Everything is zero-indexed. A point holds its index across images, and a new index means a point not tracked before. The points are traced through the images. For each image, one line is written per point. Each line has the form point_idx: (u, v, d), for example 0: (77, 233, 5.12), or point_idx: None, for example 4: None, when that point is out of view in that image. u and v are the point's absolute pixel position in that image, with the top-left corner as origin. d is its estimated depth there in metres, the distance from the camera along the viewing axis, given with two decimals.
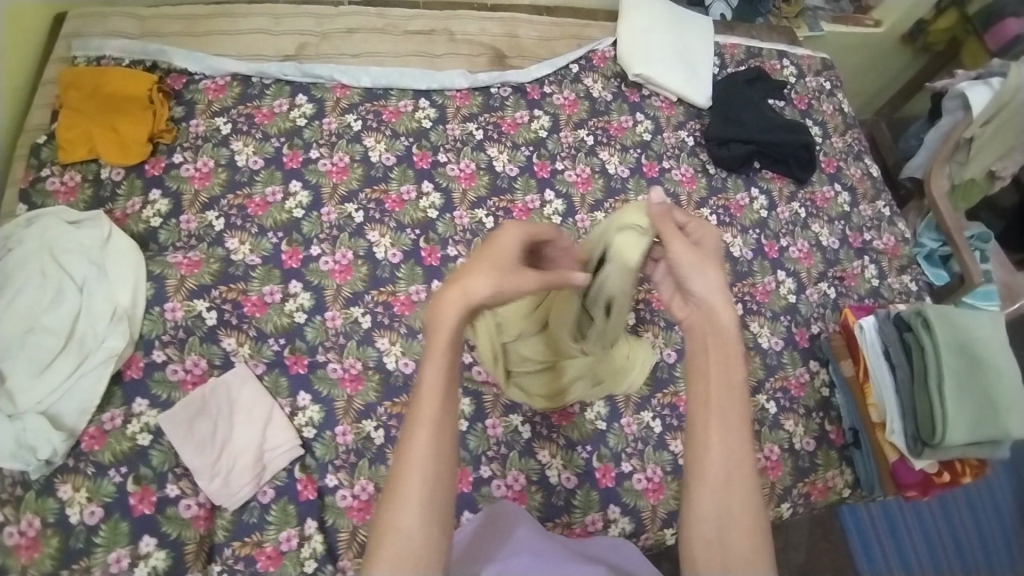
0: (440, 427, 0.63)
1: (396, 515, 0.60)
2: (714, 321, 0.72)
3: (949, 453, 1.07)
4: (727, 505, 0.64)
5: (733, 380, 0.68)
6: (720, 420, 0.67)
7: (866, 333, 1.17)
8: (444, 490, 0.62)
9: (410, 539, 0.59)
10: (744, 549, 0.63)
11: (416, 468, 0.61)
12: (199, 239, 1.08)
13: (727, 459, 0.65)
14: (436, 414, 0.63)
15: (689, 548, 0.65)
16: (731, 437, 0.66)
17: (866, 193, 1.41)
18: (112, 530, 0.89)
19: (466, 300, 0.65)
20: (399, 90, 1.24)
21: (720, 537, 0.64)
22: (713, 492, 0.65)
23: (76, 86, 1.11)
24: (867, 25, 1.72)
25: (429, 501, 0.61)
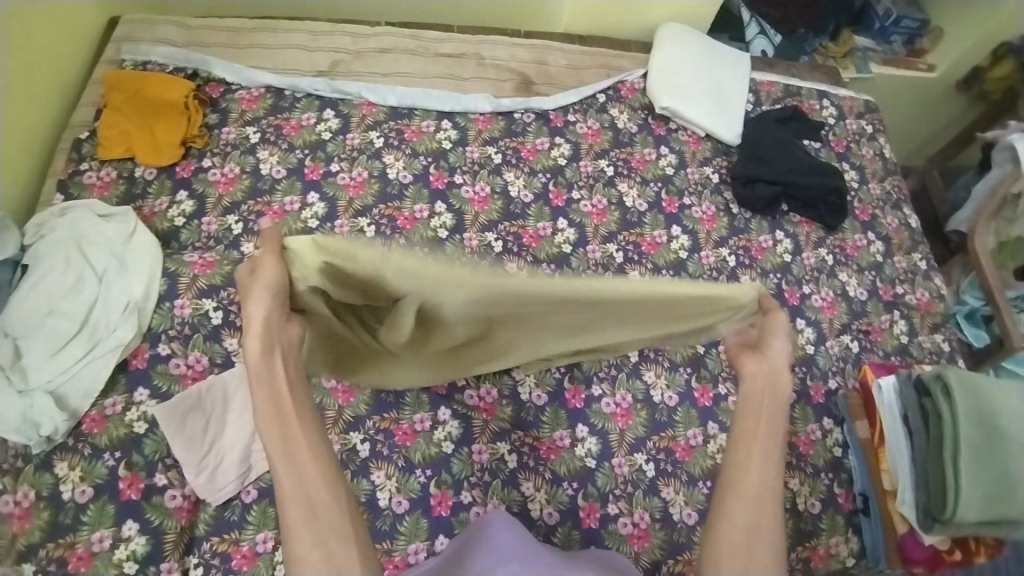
0: (290, 455, 0.68)
1: (292, 544, 0.67)
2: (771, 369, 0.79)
3: (962, 530, 0.99)
4: (760, 515, 0.72)
5: (779, 413, 0.77)
6: (765, 441, 0.75)
7: (883, 393, 1.10)
8: (323, 501, 0.68)
9: (313, 555, 0.66)
10: (770, 556, 0.71)
11: (285, 492, 0.67)
12: (216, 241, 1.13)
13: (761, 476, 0.74)
14: (281, 448, 0.67)
15: (716, 549, 0.71)
16: (773, 462, 0.75)
17: (902, 245, 1.35)
18: (99, 511, 0.92)
19: (246, 327, 0.66)
20: (423, 110, 1.29)
21: (746, 538, 0.72)
22: (750, 505, 0.72)
23: (119, 88, 1.19)
24: (920, 69, 1.67)
25: (312, 515, 0.67)
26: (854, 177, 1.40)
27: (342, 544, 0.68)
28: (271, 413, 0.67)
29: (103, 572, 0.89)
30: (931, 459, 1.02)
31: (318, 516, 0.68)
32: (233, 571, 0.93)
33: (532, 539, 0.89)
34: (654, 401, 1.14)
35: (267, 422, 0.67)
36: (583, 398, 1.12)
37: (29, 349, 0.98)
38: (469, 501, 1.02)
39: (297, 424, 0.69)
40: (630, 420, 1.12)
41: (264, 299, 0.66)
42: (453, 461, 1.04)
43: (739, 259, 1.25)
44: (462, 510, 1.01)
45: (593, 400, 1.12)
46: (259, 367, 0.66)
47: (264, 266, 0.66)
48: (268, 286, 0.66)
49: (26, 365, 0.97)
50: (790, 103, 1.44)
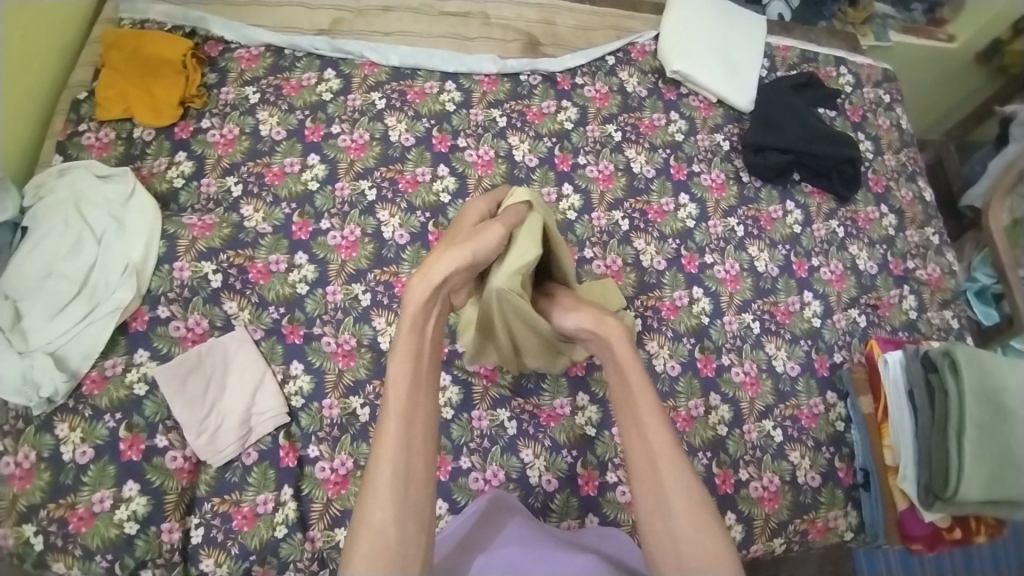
0: (408, 418, 0.70)
1: (368, 511, 0.65)
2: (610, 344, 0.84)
3: (962, 509, 0.99)
4: (665, 493, 0.71)
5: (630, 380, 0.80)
6: (633, 415, 0.77)
7: (889, 368, 1.09)
8: (415, 483, 0.68)
9: (385, 533, 0.64)
10: (690, 533, 0.69)
11: (384, 461, 0.67)
12: (216, 203, 1.12)
13: (649, 453, 0.74)
14: (400, 416, 0.70)
15: (649, 553, 0.70)
16: (650, 431, 0.75)
17: (915, 218, 1.32)
18: (100, 472, 0.93)
19: (427, 282, 0.77)
20: (426, 70, 1.26)
21: (667, 526, 0.70)
22: (649, 484, 0.72)
23: (117, 46, 1.16)
24: (939, 40, 1.61)
25: (399, 493, 0.66)
26: (868, 148, 1.36)
27: (416, 540, 0.66)
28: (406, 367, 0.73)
29: (104, 532, 0.90)
30: (935, 437, 1.01)
31: (404, 493, 0.66)
32: (234, 531, 0.94)
33: (541, 529, 0.90)
34: None
35: (398, 377, 0.72)
36: (584, 365, 1.12)
37: (30, 310, 0.97)
38: (469, 467, 1.02)
39: (417, 390, 0.72)
40: None
41: (459, 253, 0.78)
42: (453, 426, 1.04)
43: (747, 229, 1.23)
44: (461, 475, 1.01)
45: (594, 369, 1.12)
46: (417, 314, 0.76)
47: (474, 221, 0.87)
48: (475, 246, 0.79)
49: (26, 327, 0.96)
50: (805, 69, 1.39)
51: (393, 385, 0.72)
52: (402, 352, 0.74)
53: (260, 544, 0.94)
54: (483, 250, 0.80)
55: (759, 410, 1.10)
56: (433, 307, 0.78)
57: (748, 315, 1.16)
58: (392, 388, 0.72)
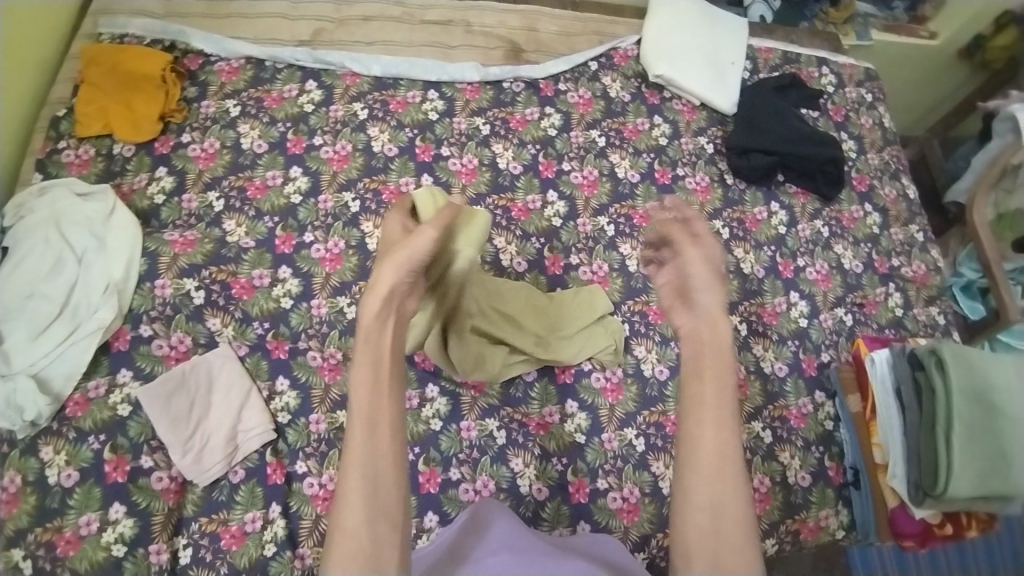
0: (373, 421, 0.69)
1: (341, 513, 0.65)
2: (715, 330, 0.77)
3: (952, 505, 0.99)
4: (718, 494, 0.70)
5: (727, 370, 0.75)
6: (717, 409, 0.73)
7: (877, 367, 1.09)
8: (385, 484, 0.67)
9: (358, 536, 0.64)
10: (734, 537, 0.69)
11: (354, 467, 0.67)
12: (198, 218, 1.11)
13: (715, 451, 0.72)
14: (367, 421, 0.69)
15: (685, 541, 0.70)
16: (718, 430, 0.72)
17: (899, 216, 1.32)
18: (86, 494, 0.92)
19: (376, 294, 0.72)
20: (408, 80, 1.25)
21: (714, 523, 0.70)
22: (709, 480, 0.71)
23: (96, 63, 1.15)
24: (920, 37, 1.62)
25: (371, 494, 0.66)
26: (852, 147, 1.37)
27: (389, 537, 0.65)
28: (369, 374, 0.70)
29: (92, 555, 0.89)
30: (924, 434, 1.01)
31: (374, 496, 0.66)
32: (223, 550, 0.93)
33: (526, 530, 0.89)
34: (645, 375, 1.13)
35: (362, 382, 0.70)
36: (573, 372, 1.11)
37: (10, 331, 0.96)
38: (458, 478, 1.01)
39: (381, 394, 0.70)
40: (620, 395, 1.11)
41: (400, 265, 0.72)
42: (441, 438, 1.04)
43: (732, 231, 1.23)
44: (450, 487, 1.01)
45: (583, 376, 1.11)
46: (372, 328, 0.71)
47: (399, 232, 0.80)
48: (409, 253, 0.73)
49: (8, 348, 0.95)
50: (787, 69, 1.40)
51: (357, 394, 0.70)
52: (364, 359, 0.71)
53: (249, 562, 0.93)
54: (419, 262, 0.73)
55: (748, 413, 1.10)
56: (390, 314, 0.73)
57: (736, 317, 1.16)
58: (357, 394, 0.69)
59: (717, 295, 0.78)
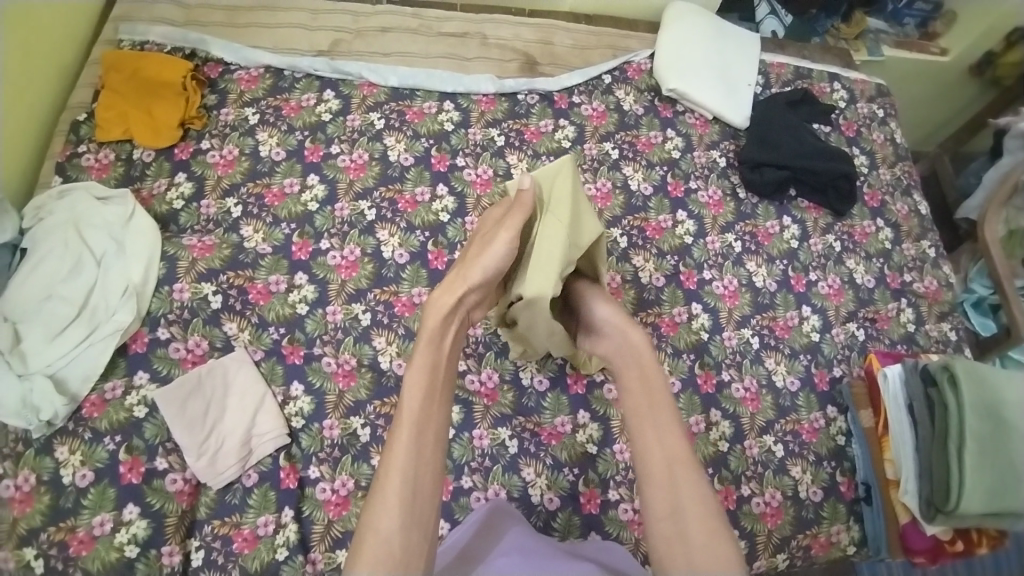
0: (420, 428, 0.73)
1: (375, 517, 0.67)
2: (630, 341, 0.88)
3: (964, 521, 0.99)
4: (676, 497, 0.75)
5: (654, 381, 0.85)
6: (654, 418, 0.81)
7: (889, 382, 1.09)
8: (423, 493, 0.70)
9: (389, 542, 0.66)
10: (702, 536, 0.73)
11: (394, 465, 0.70)
12: (216, 224, 1.12)
13: (664, 457, 0.78)
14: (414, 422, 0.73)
15: (659, 551, 0.74)
16: (667, 437, 0.80)
17: (911, 232, 1.33)
18: (100, 495, 0.92)
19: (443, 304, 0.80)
20: (425, 91, 1.27)
21: (679, 528, 0.74)
22: (665, 487, 0.76)
23: (118, 69, 1.17)
24: (930, 52, 1.63)
25: (406, 500, 0.69)
26: (863, 163, 1.37)
27: (418, 548, 0.67)
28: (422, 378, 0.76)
29: (105, 555, 0.90)
30: (936, 450, 1.01)
31: (413, 497, 0.69)
32: (235, 554, 0.93)
33: (537, 535, 0.90)
34: None
35: (416, 381, 0.75)
36: (585, 383, 1.12)
37: (28, 332, 0.97)
38: (470, 486, 1.02)
39: (431, 403, 0.75)
40: None
41: (473, 273, 0.81)
42: (454, 445, 1.04)
43: (745, 245, 1.24)
44: (462, 495, 1.01)
45: (595, 387, 1.12)
46: (435, 332, 0.79)
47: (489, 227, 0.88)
48: (483, 265, 0.81)
49: (25, 348, 0.97)
50: (799, 85, 1.41)
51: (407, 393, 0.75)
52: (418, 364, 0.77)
53: (261, 566, 0.93)
54: (495, 263, 0.81)
55: (760, 425, 1.10)
56: (450, 327, 0.81)
57: (748, 330, 1.16)
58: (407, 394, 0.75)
59: (617, 310, 0.89)
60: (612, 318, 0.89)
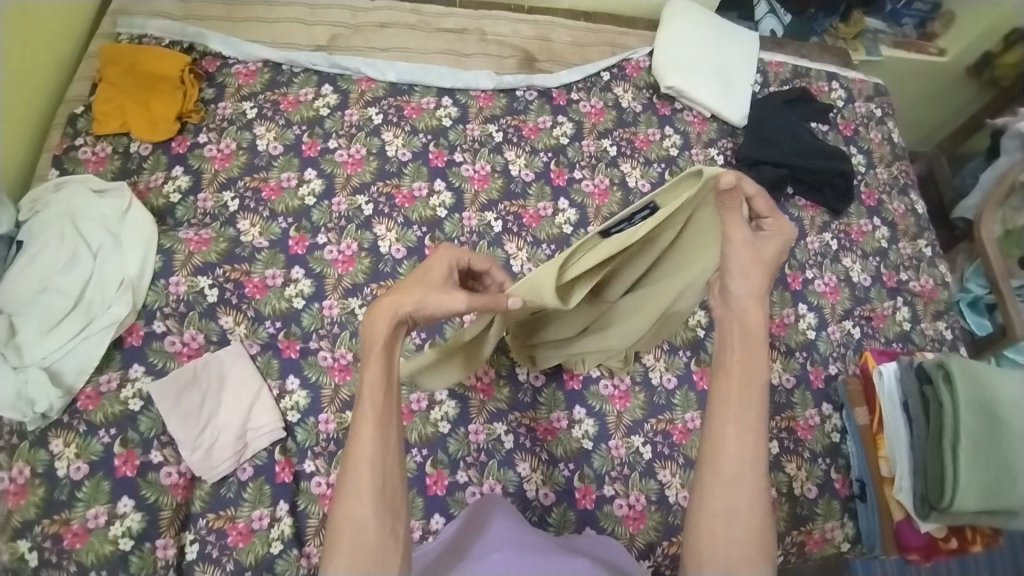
0: (382, 423, 0.71)
1: (348, 510, 0.68)
2: (743, 326, 0.75)
3: (959, 519, 0.99)
4: (736, 497, 0.69)
5: (753, 371, 0.73)
6: (740, 416, 0.72)
7: (884, 380, 1.10)
8: (391, 480, 0.70)
9: (364, 528, 0.67)
10: (748, 544, 0.69)
11: (362, 464, 0.69)
12: (213, 218, 1.12)
13: (738, 454, 0.71)
14: (377, 423, 0.70)
15: (697, 545, 0.70)
16: (747, 435, 0.71)
17: (907, 231, 1.33)
18: (94, 488, 0.93)
19: (395, 310, 0.72)
20: (423, 86, 1.27)
21: (727, 529, 0.70)
22: (726, 483, 0.70)
23: (117, 63, 1.17)
24: (930, 53, 1.62)
25: (379, 491, 0.69)
26: (860, 162, 1.37)
27: (394, 532, 0.69)
28: (381, 380, 0.71)
29: (99, 548, 0.90)
30: (930, 448, 1.01)
31: (383, 490, 0.69)
32: (229, 547, 0.94)
33: (524, 528, 0.90)
34: (653, 383, 1.13)
35: (373, 384, 0.71)
36: (581, 379, 1.12)
37: (25, 324, 0.97)
38: (466, 481, 1.02)
39: (391, 397, 0.72)
40: (627, 402, 1.11)
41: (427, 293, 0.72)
42: (449, 440, 1.04)
43: None
44: (457, 489, 1.01)
45: (591, 382, 1.12)
46: (387, 338, 0.72)
47: (444, 274, 0.77)
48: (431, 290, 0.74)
49: (21, 341, 0.97)
50: (797, 84, 1.41)
51: (366, 395, 0.71)
52: (374, 366, 0.71)
53: (255, 560, 0.94)
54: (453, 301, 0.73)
55: None
56: (402, 330, 0.74)
57: None
58: (366, 400, 0.70)
59: (752, 285, 0.75)
60: (748, 285, 0.75)
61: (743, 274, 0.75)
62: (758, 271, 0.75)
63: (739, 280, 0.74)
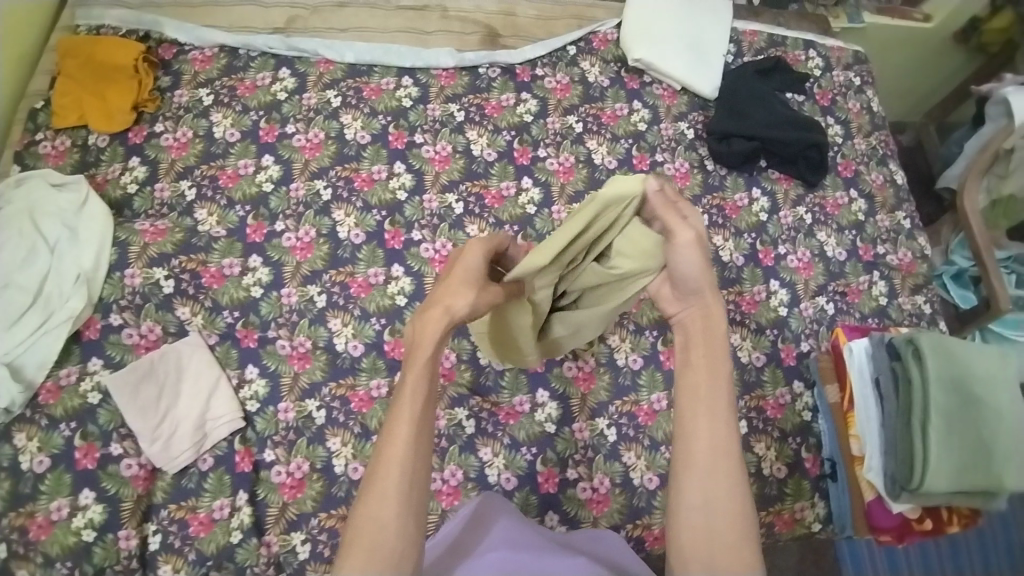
0: (418, 428, 0.69)
1: (371, 512, 0.65)
2: (705, 318, 0.77)
3: (932, 500, 0.97)
4: (715, 487, 0.68)
5: (719, 363, 0.74)
6: (710, 404, 0.72)
7: (854, 356, 1.07)
8: (418, 490, 0.67)
9: (384, 535, 0.64)
10: (729, 536, 0.67)
11: (394, 466, 0.66)
12: (170, 208, 1.11)
13: (713, 443, 0.70)
14: (413, 427, 0.68)
15: (681, 545, 0.68)
16: (719, 423, 0.71)
17: (885, 203, 1.29)
18: (57, 480, 0.94)
19: (448, 316, 0.71)
20: (383, 67, 1.24)
21: (707, 523, 0.68)
22: (704, 473, 0.69)
23: (73, 54, 1.15)
24: (913, 19, 1.55)
25: (405, 498, 0.66)
26: (837, 132, 1.33)
27: (413, 546, 0.66)
28: (423, 384, 0.70)
29: (63, 539, 0.91)
30: (900, 427, 0.98)
31: (409, 498, 0.66)
32: (191, 537, 0.95)
33: (529, 529, 0.89)
34: (618, 364, 1.12)
35: (416, 386, 0.70)
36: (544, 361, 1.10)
37: None
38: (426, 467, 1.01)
39: (429, 404, 0.71)
40: (592, 384, 1.10)
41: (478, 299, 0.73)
42: None
43: (712, 218, 1.20)
44: None
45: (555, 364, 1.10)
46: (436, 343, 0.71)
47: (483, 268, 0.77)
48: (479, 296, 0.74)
49: None
50: (772, 53, 1.36)
51: (408, 397, 0.69)
52: (418, 369, 0.70)
53: (216, 549, 0.95)
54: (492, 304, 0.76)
55: None
56: (446, 339, 0.73)
57: None
58: (408, 400, 0.69)
59: (703, 279, 0.76)
60: (695, 281, 0.76)
61: (686, 256, 0.74)
62: (704, 266, 0.77)
63: (688, 270, 0.75)
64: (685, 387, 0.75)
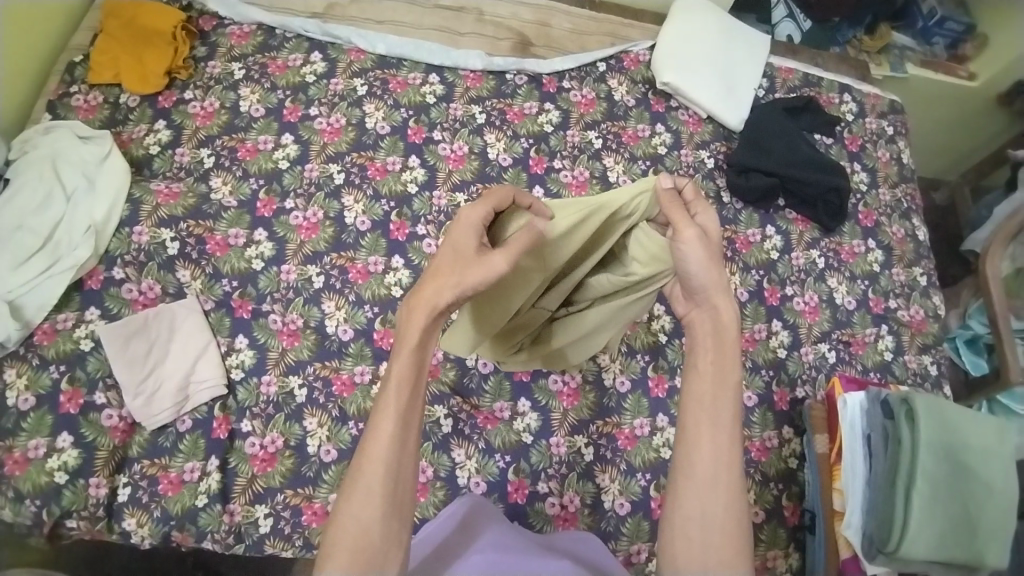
0: (402, 418, 0.66)
1: (353, 508, 0.64)
2: (716, 321, 0.73)
3: (908, 566, 0.93)
4: (712, 500, 0.67)
5: (727, 369, 0.71)
6: (712, 411, 0.69)
7: (848, 410, 1.02)
8: (405, 480, 0.66)
9: (368, 530, 0.63)
10: (724, 549, 0.66)
11: (376, 460, 0.65)
12: (187, 173, 1.14)
13: (715, 456, 0.68)
14: (398, 420, 0.66)
15: (672, 551, 0.68)
16: (723, 433, 0.69)
17: (903, 257, 1.25)
18: (38, 420, 0.95)
19: (435, 302, 0.68)
20: (412, 62, 1.26)
21: (703, 534, 0.67)
22: (703, 485, 0.67)
23: (117, 15, 1.20)
24: (958, 76, 1.52)
25: (391, 490, 0.65)
26: (862, 180, 1.30)
27: (398, 537, 0.65)
28: (410, 372, 0.67)
29: (36, 478, 0.93)
30: (885, 488, 0.95)
31: (395, 491, 0.65)
32: (159, 494, 0.96)
33: (519, 537, 0.87)
34: (605, 384, 1.10)
35: (402, 374, 0.67)
36: (531, 371, 1.09)
37: None
38: None
39: (418, 391, 0.68)
40: (575, 400, 1.08)
41: (468, 280, 0.68)
42: None
43: None
44: None
45: (540, 376, 1.09)
46: (423, 332, 0.68)
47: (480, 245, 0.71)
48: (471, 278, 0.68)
49: None
50: (805, 92, 1.34)
51: (392, 389, 0.66)
52: (404, 357, 0.68)
53: (181, 510, 0.95)
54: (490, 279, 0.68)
55: None
56: (436, 328, 0.70)
57: None
58: (392, 391, 0.67)
59: (713, 273, 0.72)
60: (702, 278, 0.72)
61: (690, 249, 0.70)
62: (712, 263, 0.72)
63: (696, 269, 0.71)
64: (689, 393, 0.71)
